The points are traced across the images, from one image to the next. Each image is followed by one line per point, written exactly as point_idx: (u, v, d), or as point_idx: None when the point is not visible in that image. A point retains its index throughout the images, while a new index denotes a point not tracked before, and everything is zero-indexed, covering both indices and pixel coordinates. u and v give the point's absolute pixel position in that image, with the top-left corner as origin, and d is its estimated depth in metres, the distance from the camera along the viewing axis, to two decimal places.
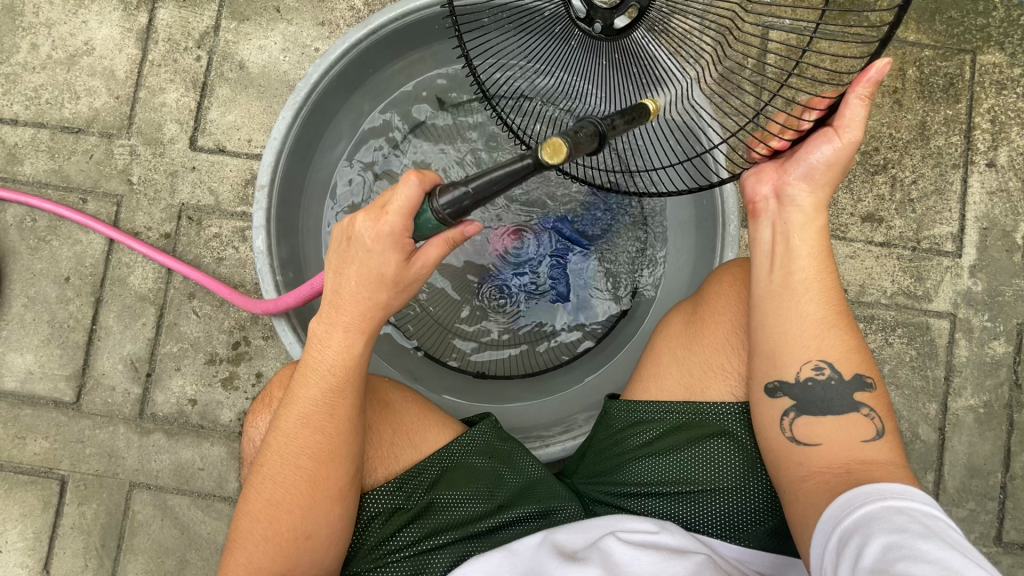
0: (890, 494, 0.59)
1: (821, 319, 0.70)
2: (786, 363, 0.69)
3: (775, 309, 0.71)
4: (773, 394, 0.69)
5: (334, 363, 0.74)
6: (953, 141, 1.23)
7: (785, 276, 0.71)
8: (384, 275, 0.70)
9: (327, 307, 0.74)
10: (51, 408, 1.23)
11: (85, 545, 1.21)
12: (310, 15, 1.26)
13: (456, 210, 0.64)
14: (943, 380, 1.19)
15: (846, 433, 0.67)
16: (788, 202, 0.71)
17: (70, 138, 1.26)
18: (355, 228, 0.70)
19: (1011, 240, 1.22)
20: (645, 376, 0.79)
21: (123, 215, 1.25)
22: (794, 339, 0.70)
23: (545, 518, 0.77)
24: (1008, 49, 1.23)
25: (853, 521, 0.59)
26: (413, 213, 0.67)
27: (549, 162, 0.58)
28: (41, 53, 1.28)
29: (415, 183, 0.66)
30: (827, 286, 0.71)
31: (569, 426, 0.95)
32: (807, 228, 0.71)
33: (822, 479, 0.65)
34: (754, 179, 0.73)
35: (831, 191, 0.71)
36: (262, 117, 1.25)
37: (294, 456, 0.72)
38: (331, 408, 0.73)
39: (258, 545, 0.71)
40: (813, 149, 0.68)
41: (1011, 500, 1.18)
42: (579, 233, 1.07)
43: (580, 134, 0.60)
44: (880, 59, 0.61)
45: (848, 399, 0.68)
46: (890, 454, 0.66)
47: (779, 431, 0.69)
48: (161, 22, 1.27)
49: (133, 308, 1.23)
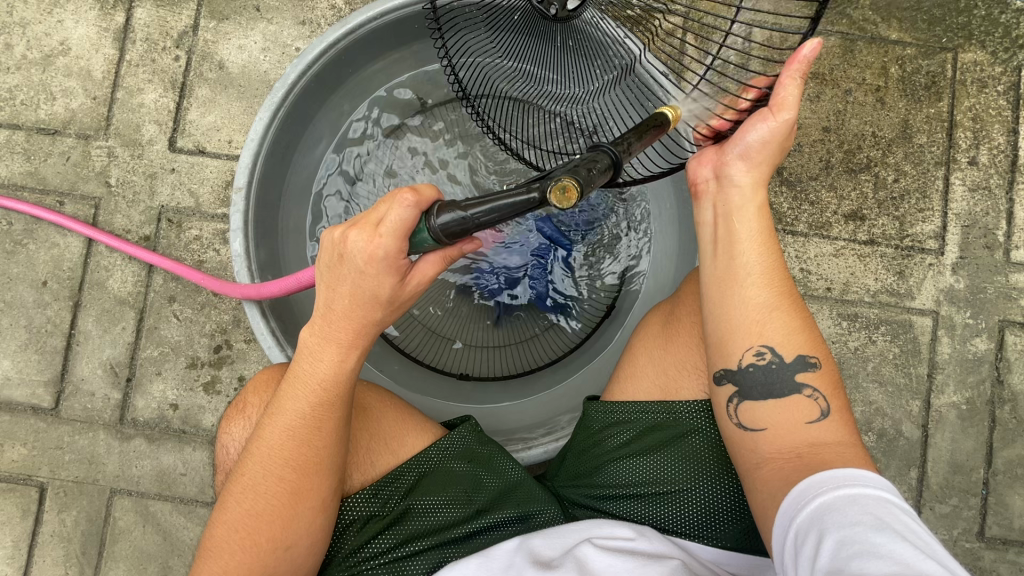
0: (841, 481, 0.58)
1: (765, 303, 0.69)
2: (727, 350, 0.69)
3: (720, 296, 0.71)
4: (718, 381, 0.70)
5: (324, 378, 0.72)
6: (936, 140, 1.23)
7: (729, 262, 0.71)
8: (378, 294, 0.69)
9: (321, 321, 0.72)
10: (29, 415, 1.21)
11: (66, 553, 1.19)
12: (291, 14, 1.24)
13: (455, 231, 0.62)
14: (926, 377, 1.20)
15: (789, 415, 0.67)
16: (728, 184, 0.72)
17: (46, 140, 1.24)
18: (345, 244, 0.67)
19: (992, 237, 1.23)
20: (621, 377, 0.79)
21: (102, 217, 1.23)
22: (734, 325, 0.69)
23: (524, 523, 0.77)
24: (989, 47, 1.23)
25: (808, 516, 0.57)
26: (408, 235, 0.65)
27: (559, 207, 0.55)
28: (16, 53, 1.25)
29: (412, 205, 0.63)
30: (771, 269, 0.70)
31: (552, 428, 0.95)
32: (746, 210, 0.71)
33: (776, 466, 0.64)
34: (696, 163, 0.74)
35: (770, 169, 0.71)
36: (243, 117, 1.23)
37: (277, 469, 0.71)
38: (320, 423, 0.72)
39: (234, 554, 0.70)
40: (748, 128, 0.68)
41: (994, 496, 1.19)
42: (561, 233, 1.07)
43: (593, 171, 0.57)
44: (809, 42, 0.61)
45: (790, 382, 0.67)
46: (838, 435, 0.65)
47: (727, 418, 0.69)
48: (139, 21, 1.25)
49: (112, 312, 1.22)
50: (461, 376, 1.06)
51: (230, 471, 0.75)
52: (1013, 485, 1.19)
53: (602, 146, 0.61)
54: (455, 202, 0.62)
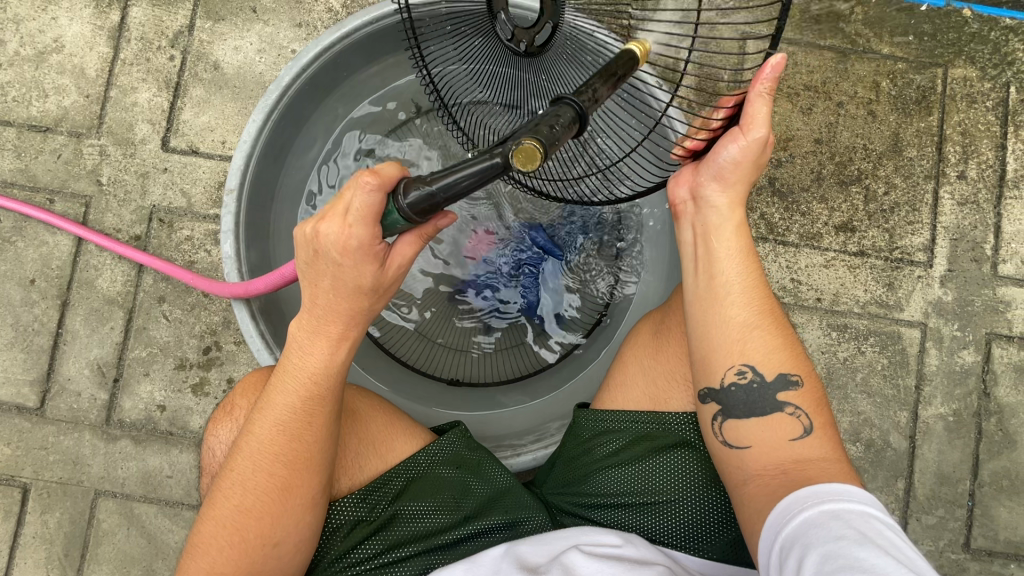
0: (825, 496, 0.59)
1: (745, 323, 0.70)
2: (710, 369, 0.70)
3: (703, 315, 0.71)
4: (702, 399, 0.70)
5: (313, 372, 0.72)
6: (925, 154, 1.24)
7: (709, 283, 0.71)
8: (361, 285, 0.68)
9: (308, 315, 0.71)
10: (13, 414, 1.19)
11: (48, 555, 1.17)
12: (287, 16, 1.24)
13: (423, 207, 0.60)
14: (913, 388, 1.21)
15: (772, 432, 0.67)
16: (704, 205, 0.72)
17: (37, 137, 1.23)
18: (319, 239, 0.66)
19: (980, 251, 1.24)
20: (611, 387, 0.79)
21: (92, 216, 1.22)
22: (715, 343, 0.70)
23: (512, 530, 0.76)
24: (979, 63, 1.25)
25: (792, 530, 0.58)
26: (378, 217, 0.64)
27: (523, 169, 0.54)
28: (8, 50, 1.25)
29: (373, 187, 0.62)
30: (751, 287, 0.70)
31: (541, 435, 0.95)
32: (725, 229, 0.71)
33: (762, 483, 0.65)
34: (672, 182, 0.74)
35: (745, 187, 0.72)
36: (237, 118, 1.23)
37: (267, 465, 0.70)
38: (308, 417, 0.71)
39: (223, 548, 0.69)
40: (720, 149, 0.69)
41: (979, 508, 1.20)
42: (553, 241, 1.07)
43: (557, 126, 0.55)
44: (773, 56, 0.63)
45: (771, 401, 0.68)
46: (821, 451, 0.65)
47: (712, 436, 0.70)
48: (134, 20, 1.25)
49: (101, 312, 1.21)
50: (451, 381, 1.05)
51: (220, 468, 0.74)
52: (999, 497, 1.20)
53: (564, 99, 0.58)
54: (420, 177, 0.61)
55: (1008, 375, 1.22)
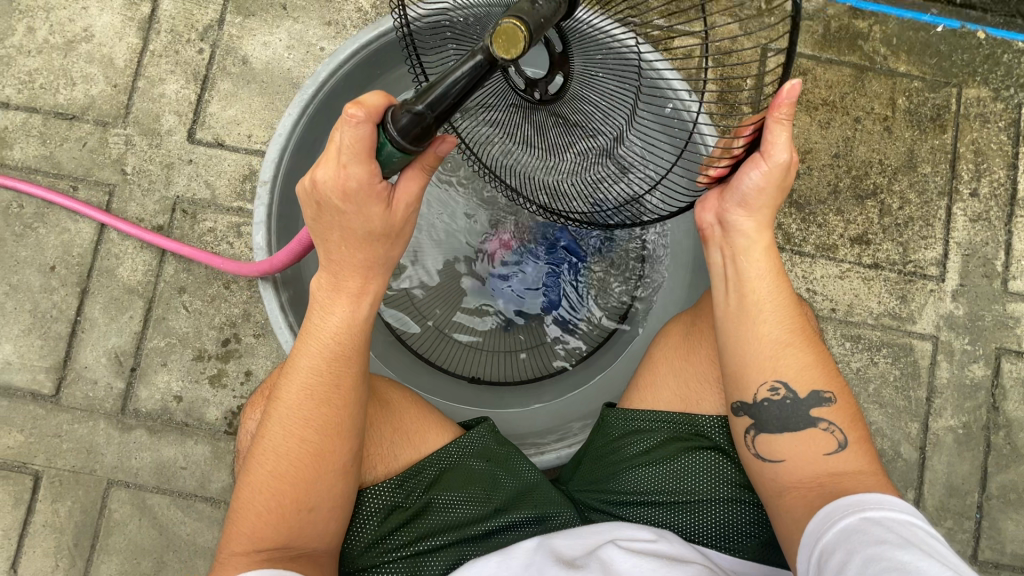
0: (866, 504, 0.61)
1: (778, 340, 0.71)
2: (744, 384, 0.71)
3: (735, 332, 0.72)
4: (735, 412, 0.72)
5: (336, 331, 0.73)
6: (939, 170, 1.27)
7: (740, 301, 0.72)
8: (372, 230, 0.68)
9: (327, 272, 0.73)
10: (28, 401, 1.19)
11: (57, 544, 1.16)
12: (317, 14, 1.26)
13: (416, 131, 0.61)
14: (924, 400, 1.23)
15: (807, 447, 0.69)
16: (731, 229, 0.72)
17: (63, 125, 1.23)
18: (317, 187, 0.66)
19: (991, 267, 1.26)
20: (641, 387, 0.81)
21: (115, 204, 1.22)
22: (748, 360, 0.71)
23: (542, 524, 0.77)
24: (992, 84, 1.28)
25: (833, 535, 0.60)
26: (374, 152, 0.64)
27: (506, 57, 0.55)
28: (37, 37, 1.25)
29: (362, 119, 0.61)
30: (782, 305, 0.72)
31: (564, 434, 0.97)
32: (753, 250, 0.72)
33: (797, 495, 0.67)
34: (699, 208, 0.75)
35: (772, 210, 0.72)
36: (264, 113, 1.24)
37: (298, 429, 0.71)
38: (336, 378, 0.72)
39: (259, 515, 0.69)
40: (742, 176, 0.68)
41: (986, 520, 1.22)
42: (577, 243, 1.09)
43: (537, 4, 0.56)
44: (788, 82, 0.60)
45: (805, 416, 0.69)
46: (857, 464, 0.67)
47: (745, 448, 0.72)
48: (164, 13, 1.26)
49: (120, 301, 1.20)
50: (473, 379, 1.07)
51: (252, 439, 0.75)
52: (1006, 510, 1.22)
53: None
54: (404, 102, 0.61)
55: (1016, 390, 1.24)
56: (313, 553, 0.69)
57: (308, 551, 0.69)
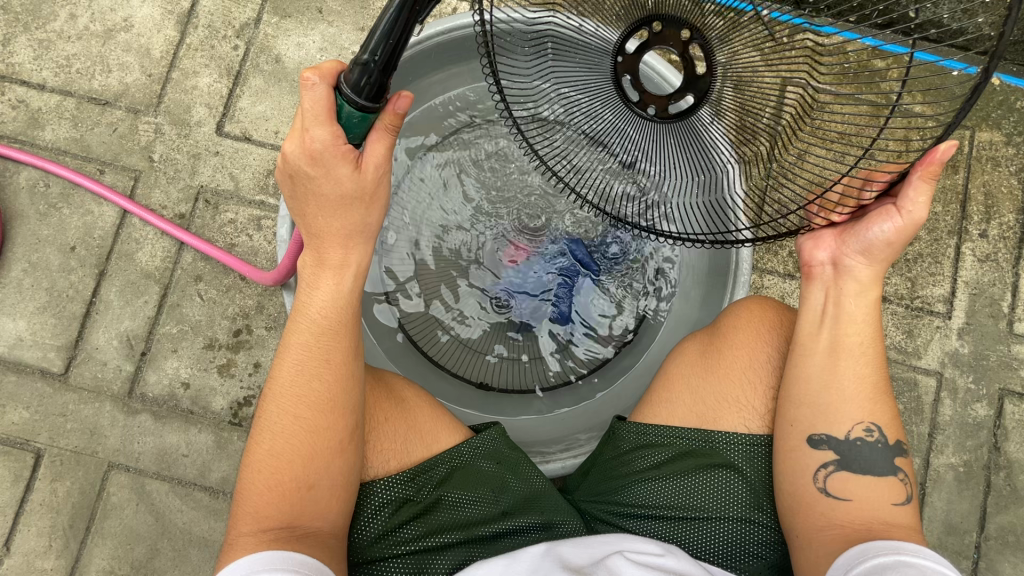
0: (899, 548, 0.65)
1: (872, 383, 0.75)
2: (839, 421, 0.74)
3: (831, 370, 0.75)
4: (818, 446, 0.73)
5: (324, 306, 0.75)
6: (950, 210, 1.29)
7: (838, 336, 0.76)
8: (344, 193, 0.69)
9: (310, 248, 0.74)
10: (36, 378, 1.19)
11: (52, 524, 1.16)
12: (352, 19, 1.29)
13: (370, 87, 0.62)
14: (926, 436, 1.23)
15: (880, 494, 0.72)
16: (845, 271, 0.76)
17: (96, 110, 1.26)
18: (287, 159, 0.68)
19: (997, 307, 1.28)
20: (657, 401, 0.83)
21: (140, 190, 1.24)
22: (847, 399, 0.74)
23: (547, 531, 0.78)
24: (1005, 129, 1.31)
25: (865, 568, 0.64)
26: (334, 114, 0.65)
27: None
28: (79, 24, 1.28)
29: (318, 82, 0.63)
30: (877, 348, 0.76)
31: (569, 445, 1.00)
32: (862, 295, 0.76)
33: (845, 534, 0.70)
34: (812, 245, 0.78)
35: (887, 265, 0.76)
36: (293, 111, 1.27)
37: (291, 407, 0.73)
38: (326, 354, 0.74)
39: (262, 494, 0.70)
40: (874, 225, 0.72)
41: (983, 561, 1.21)
42: (590, 258, 1.11)
43: None
44: (944, 144, 0.64)
45: (888, 463, 0.73)
46: (911, 520, 0.71)
47: (812, 480, 0.73)
48: (203, 8, 1.29)
49: (136, 285, 1.22)
50: (481, 385, 1.08)
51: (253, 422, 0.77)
52: (1004, 551, 1.22)
53: None
54: (352, 59, 0.62)
55: (1018, 431, 1.25)
56: (319, 533, 0.68)
57: (313, 531, 0.68)
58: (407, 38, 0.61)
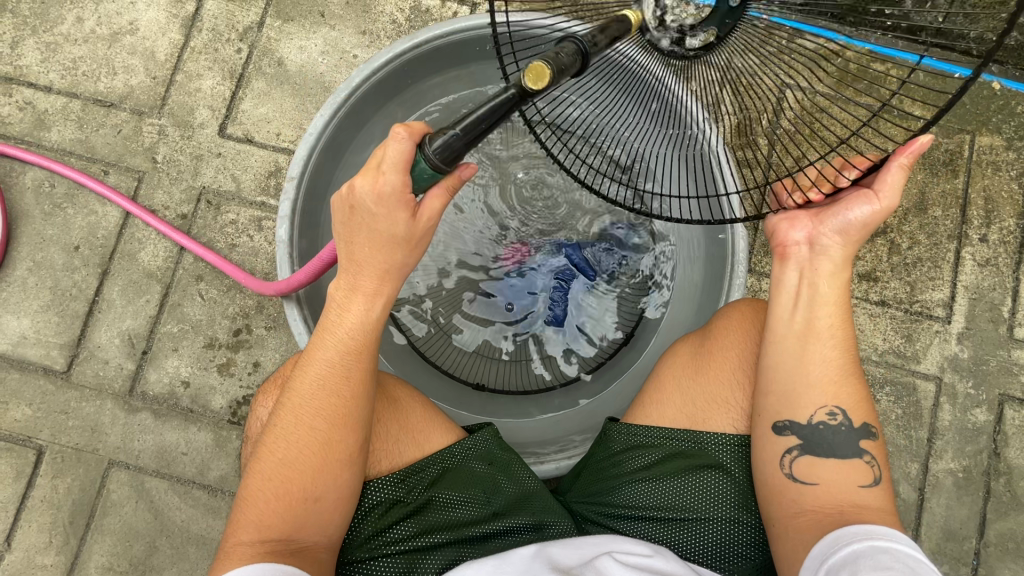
0: (874, 534, 0.65)
1: (842, 365, 0.75)
2: (803, 406, 0.74)
3: (800, 354, 0.75)
4: (781, 432, 0.74)
5: (353, 327, 0.75)
6: (950, 214, 1.29)
7: (807, 318, 0.76)
8: (395, 235, 0.70)
9: (345, 273, 0.74)
10: (39, 375, 1.21)
11: (53, 521, 1.17)
12: (353, 23, 1.30)
13: (451, 154, 0.65)
14: (925, 441, 1.23)
15: (846, 477, 0.72)
16: (820, 251, 0.77)
17: (101, 112, 1.28)
18: (353, 192, 0.69)
19: (997, 312, 1.27)
20: (647, 403, 0.83)
21: (143, 191, 1.26)
22: (814, 382, 0.75)
23: (538, 532, 0.78)
24: (1006, 133, 1.30)
25: (841, 558, 0.64)
26: (408, 167, 0.67)
27: (531, 87, 0.56)
28: (85, 27, 1.30)
29: (405, 136, 0.67)
30: (845, 330, 0.76)
31: (564, 446, 0.98)
32: (834, 276, 0.77)
33: (814, 519, 0.70)
34: (788, 225, 0.78)
35: (858, 247, 0.77)
36: (294, 113, 1.28)
37: (308, 418, 0.73)
38: (346, 371, 0.74)
39: (269, 505, 0.70)
40: (852, 207, 0.74)
41: (983, 568, 1.20)
42: (589, 262, 1.11)
43: (562, 55, 0.58)
44: (923, 135, 0.68)
45: (855, 447, 0.73)
46: (882, 502, 0.70)
47: (779, 466, 0.73)
48: (208, 12, 1.31)
49: (138, 284, 1.23)
50: (478, 386, 1.09)
51: (264, 426, 0.77)
52: (1004, 559, 1.21)
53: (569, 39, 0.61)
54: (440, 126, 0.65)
55: (1019, 437, 1.24)
56: (313, 546, 0.69)
57: (309, 544, 0.69)
58: (500, 124, 0.63)
